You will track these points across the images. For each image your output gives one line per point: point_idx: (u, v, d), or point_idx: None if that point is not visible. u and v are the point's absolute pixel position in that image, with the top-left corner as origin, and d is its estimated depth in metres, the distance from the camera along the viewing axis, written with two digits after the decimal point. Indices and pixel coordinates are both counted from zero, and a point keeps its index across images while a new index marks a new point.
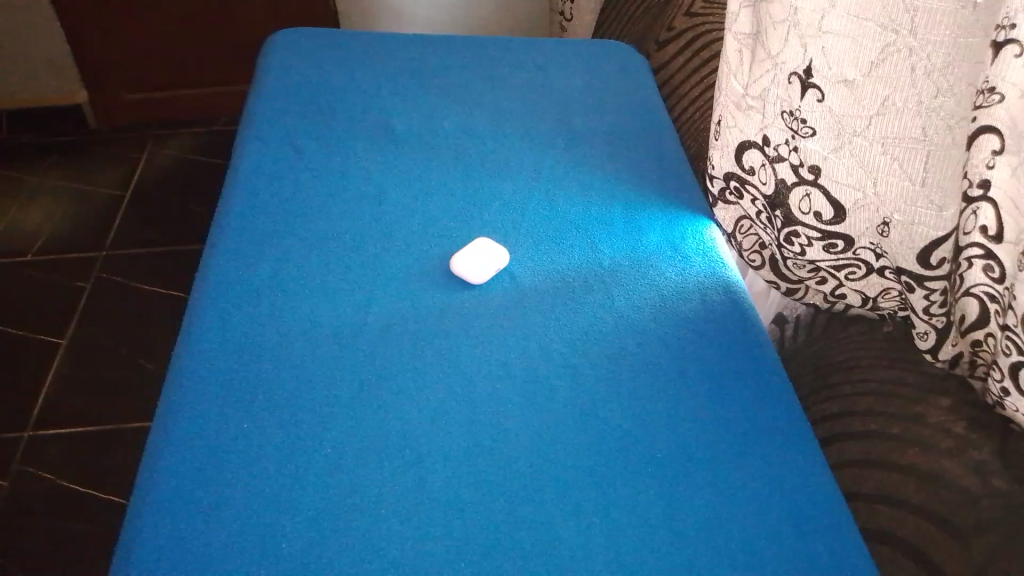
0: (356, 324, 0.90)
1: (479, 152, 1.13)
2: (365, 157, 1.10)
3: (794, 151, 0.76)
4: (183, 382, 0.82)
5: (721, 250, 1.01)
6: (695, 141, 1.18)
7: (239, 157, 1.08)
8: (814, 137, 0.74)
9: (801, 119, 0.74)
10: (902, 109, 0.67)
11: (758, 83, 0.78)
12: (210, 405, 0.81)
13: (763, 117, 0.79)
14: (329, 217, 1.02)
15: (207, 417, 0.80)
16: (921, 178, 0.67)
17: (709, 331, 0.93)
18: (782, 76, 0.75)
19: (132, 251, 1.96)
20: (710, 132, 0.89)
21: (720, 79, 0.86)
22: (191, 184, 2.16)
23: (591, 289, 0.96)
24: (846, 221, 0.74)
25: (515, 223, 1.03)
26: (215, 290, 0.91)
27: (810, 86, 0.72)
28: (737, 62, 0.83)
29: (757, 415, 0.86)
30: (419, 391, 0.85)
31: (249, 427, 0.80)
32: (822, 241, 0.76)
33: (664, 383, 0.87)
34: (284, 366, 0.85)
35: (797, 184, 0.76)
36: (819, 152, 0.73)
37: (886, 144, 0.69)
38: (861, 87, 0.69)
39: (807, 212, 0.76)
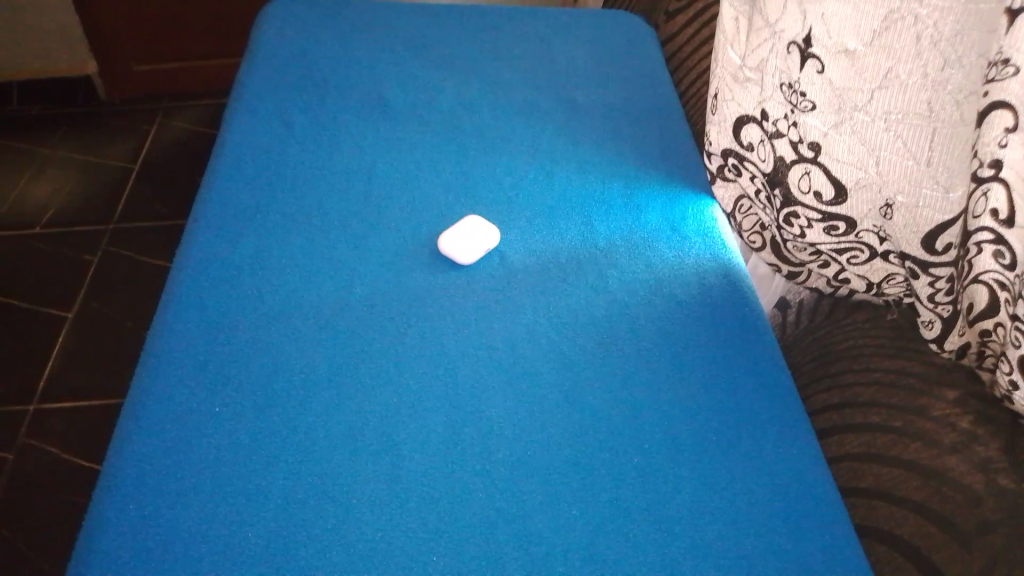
0: (340, 303, 0.87)
1: (476, 127, 1.09)
2: (356, 132, 1.07)
3: (793, 126, 0.72)
4: (157, 360, 0.80)
5: (723, 231, 0.96)
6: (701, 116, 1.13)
7: (228, 130, 1.05)
8: (814, 111, 0.69)
9: (800, 92, 0.70)
10: (907, 83, 0.62)
11: (757, 54, 0.74)
12: (184, 385, 0.78)
13: (761, 90, 0.75)
14: (317, 193, 0.98)
15: (181, 397, 0.77)
16: (926, 157, 0.62)
17: (707, 316, 0.89)
18: (781, 45, 0.72)
19: (138, 224, 1.95)
20: (707, 106, 0.84)
21: (717, 49, 0.82)
22: (197, 157, 2.14)
23: (585, 271, 0.92)
24: (846, 202, 0.69)
25: (510, 201, 0.99)
26: (196, 265, 0.89)
27: (810, 56, 0.68)
28: (734, 31, 0.79)
29: (754, 405, 0.82)
30: (402, 373, 0.82)
31: (223, 409, 0.76)
32: (823, 223, 0.72)
33: (657, 369, 0.84)
34: (263, 345, 0.82)
35: (797, 162, 0.72)
36: (818, 128, 0.69)
37: (889, 120, 0.64)
38: (862, 58, 0.64)
39: (807, 191, 0.72)
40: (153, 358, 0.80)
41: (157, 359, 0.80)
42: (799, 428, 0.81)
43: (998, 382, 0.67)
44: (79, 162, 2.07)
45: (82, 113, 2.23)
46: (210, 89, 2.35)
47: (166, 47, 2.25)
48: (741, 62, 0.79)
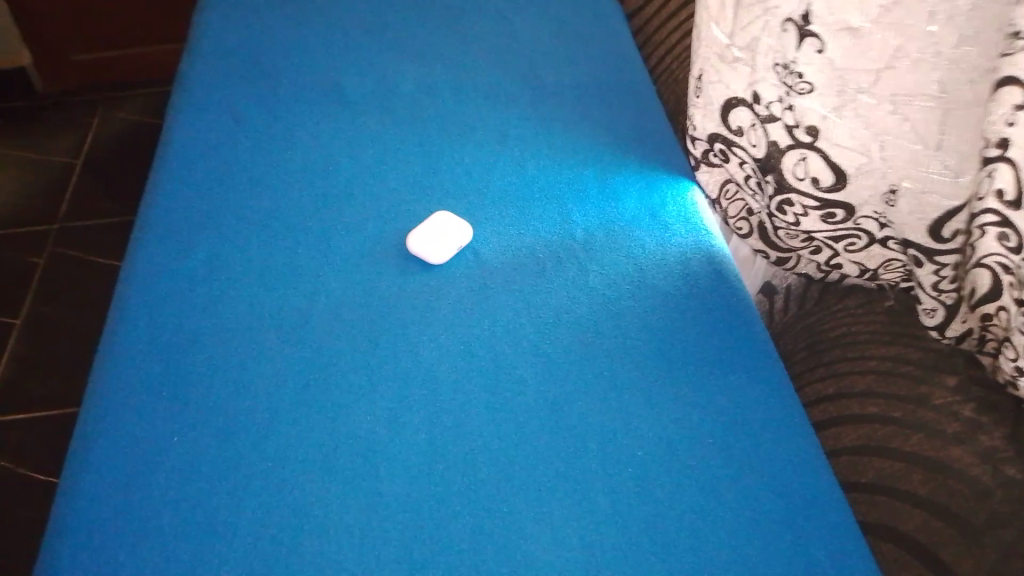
0: (303, 314, 0.81)
1: (438, 115, 1.03)
2: (311, 125, 1.00)
3: (788, 110, 0.66)
4: (107, 389, 0.74)
5: (704, 216, 0.92)
6: (673, 94, 1.07)
7: (174, 130, 0.99)
8: (812, 94, 0.64)
9: (797, 73, 0.65)
10: (917, 62, 0.58)
11: (746, 32, 0.68)
12: (137, 415, 0.73)
13: (752, 71, 0.69)
14: (272, 193, 0.92)
15: (134, 429, 0.72)
16: (936, 141, 0.59)
17: (691, 308, 0.85)
18: (774, 22, 0.65)
19: (86, 223, 1.85)
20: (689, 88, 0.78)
21: (697, 27, 0.75)
22: (145, 150, 2.04)
23: (563, 265, 0.87)
24: (847, 188, 0.65)
25: (478, 194, 0.94)
26: (145, 283, 0.83)
27: (808, 34, 0.63)
28: (716, 5, 0.72)
29: (743, 401, 0.78)
30: (373, 386, 0.76)
31: (180, 440, 0.71)
32: (820, 210, 0.68)
33: (643, 366, 0.80)
34: (221, 365, 0.77)
35: (792, 147, 0.67)
36: (818, 112, 0.64)
37: (896, 103, 0.60)
38: (868, 35, 0.59)
39: (803, 178, 0.67)
40: (102, 387, 0.75)
41: (105, 387, 0.75)
42: (795, 423, 0.77)
43: (1002, 369, 0.65)
44: (18, 160, 1.97)
45: (20, 107, 2.12)
46: (151, 77, 2.23)
47: (104, 34, 2.12)
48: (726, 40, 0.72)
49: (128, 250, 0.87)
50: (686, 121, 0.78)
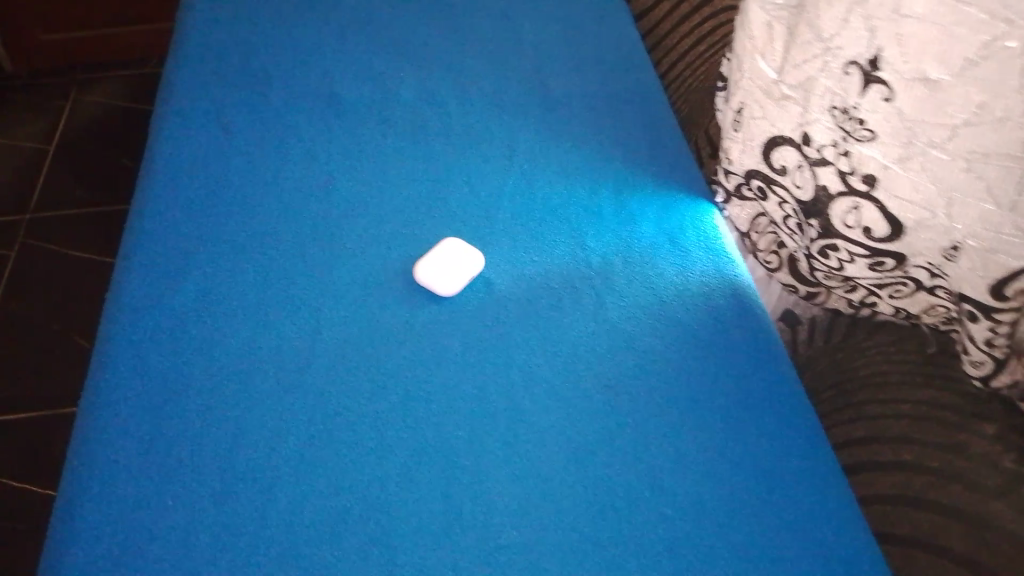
0: (305, 352, 0.76)
1: (442, 125, 0.97)
2: (307, 137, 0.94)
3: (844, 155, 0.64)
4: (95, 444, 0.69)
5: (726, 243, 0.88)
6: (687, 103, 1.02)
7: (159, 143, 0.92)
8: (872, 142, 0.62)
9: (858, 119, 0.63)
10: (1004, 120, 0.54)
11: (801, 71, 0.67)
12: (129, 474, 0.68)
13: (803, 111, 0.67)
14: (267, 214, 0.86)
15: (126, 490, 0.67)
16: (1011, 202, 0.55)
17: (715, 344, 0.80)
18: (835, 65, 0.64)
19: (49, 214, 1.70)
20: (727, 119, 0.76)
21: (741, 59, 0.74)
22: (119, 137, 1.89)
23: (579, 295, 0.82)
24: (903, 239, 0.62)
25: (487, 215, 0.88)
26: (131, 315, 0.77)
27: (875, 80, 0.61)
28: (766, 39, 0.70)
29: (769, 450, 0.75)
30: (382, 437, 0.72)
31: (176, 503, 0.67)
32: (868, 258, 0.65)
33: (666, 413, 0.76)
34: (218, 415, 0.72)
35: (845, 194, 0.65)
36: (878, 161, 0.62)
37: (971, 161, 0.57)
38: (948, 89, 0.57)
39: (854, 226, 0.65)
40: (90, 441, 0.70)
41: (93, 442, 0.69)
42: (822, 474, 0.74)
43: None
44: None
45: None
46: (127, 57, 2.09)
47: (77, 11, 1.97)
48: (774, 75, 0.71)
49: (112, 277, 0.81)
50: (723, 154, 0.76)
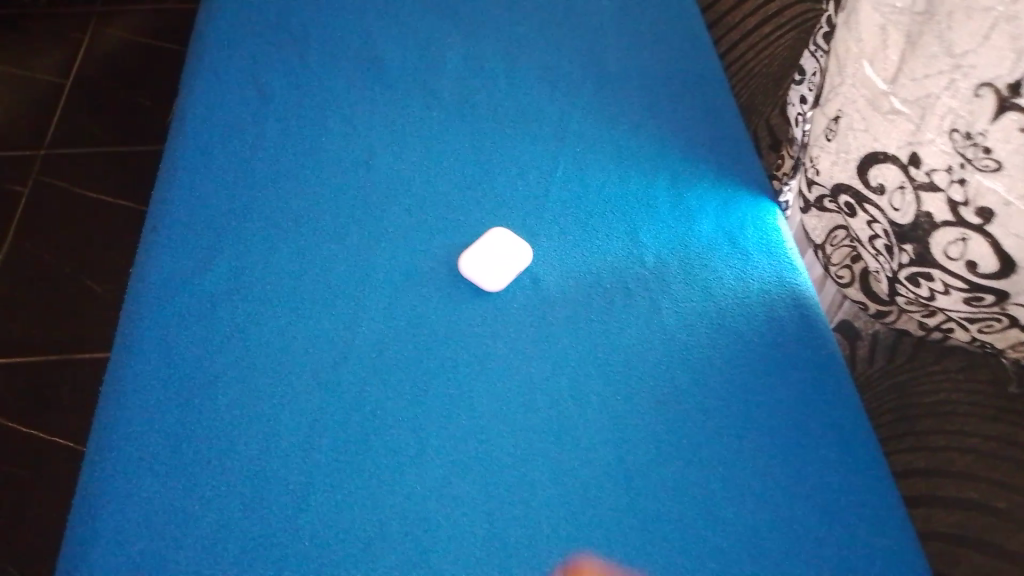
0: (340, 346, 0.72)
1: (490, 101, 0.91)
2: (348, 108, 0.89)
3: (959, 183, 0.55)
4: (119, 435, 0.66)
5: (789, 246, 0.82)
6: (747, 87, 0.96)
7: (194, 109, 0.87)
8: (997, 174, 0.53)
9: (983, 147, 0.53)
10: None
11: (921, 85, 0.57)
12: (152, 470, 0.64)
13: (916, 130, 0.58)
14: (305, 190, 0.81)
15: (150, 487, 0.64)
16: None
17: (774, 359, 0.75)
18: (963, 84, 0.54)
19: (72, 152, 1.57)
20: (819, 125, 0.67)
21: (844, 60, 0.64)
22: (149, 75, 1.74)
23: (632, 297, 0.77)
24: (1012, 279, 0.54)
25: (536, 203, 0.83)
26: (160, 295, 0.73)
27: (1012, 108, 0.51)
28: (878, 42, 0.61)
29: (828, 476, 0.70)
30: (420, 440, 0.68)
31: (202, 503, 0.63)
32: (965, 292, 0.57)
33: (720, 431, 0.71)
34: (248, 408, 0.68)
35: (952, 225, 0.56)
36: (999, 196, 0.53)
37: None
38: None
39: (956, 259, 0.57)
40: (114, 431, 0.66)
41: (117, 432, 0.66)
42: (882, 505, 0.70)
43: None
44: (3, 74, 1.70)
45: None
46: None
47: None
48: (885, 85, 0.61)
49: (141, 253, 0.77)
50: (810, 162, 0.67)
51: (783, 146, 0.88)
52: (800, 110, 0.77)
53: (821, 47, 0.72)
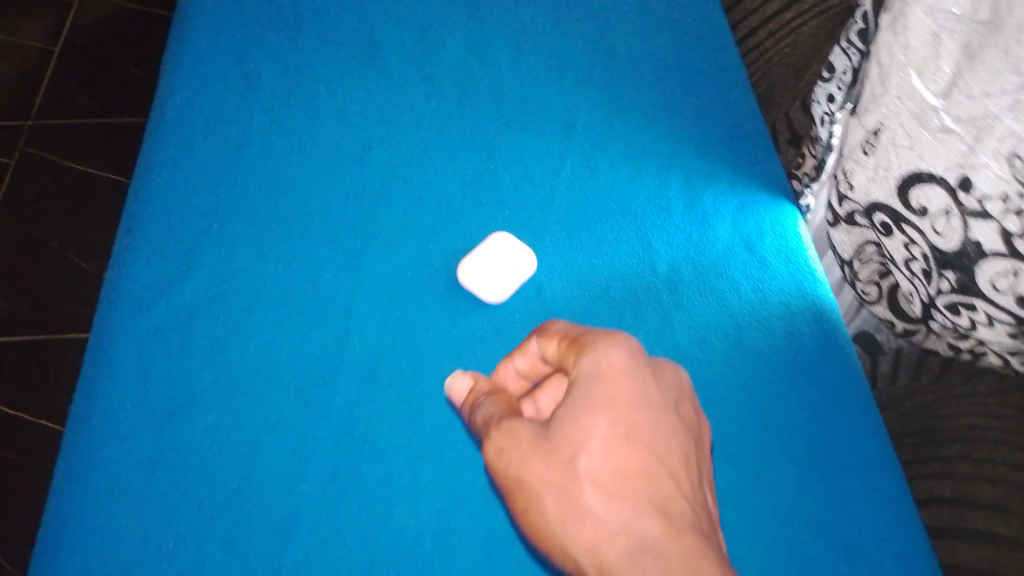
0: (325, 360, 0.63)
1: (494, 84, 0.81)
2: (341, 89, 0.78)
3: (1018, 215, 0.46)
4: (85, 468, 0.57)
5: (808, 254, 0.76)
6: (767, 78, 0.92)
7: (167, 84, 0.77)
8: None
9: None
10: None
11: (980, 101, 0.48)
12: (121, 511, 0.56)
13: (967, 151, 0.49)
14: (292, 189, 0.71)
15: (118, 531, 0.56)
16: None
17: (796, 383, 0.69)
18: None
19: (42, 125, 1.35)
20: (851, 135, 0.57)
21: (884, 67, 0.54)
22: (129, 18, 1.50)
23: (643, 307, 0.70)
24: None
25: (541, 206, 0.74)
26: (129, 304, 0.64)
27: None
28: (930, 48, 0.51)
29: (851, 509, 0.65)
30: (412, 477, 0.60)
31: (176, 549, 0.56)
32: (1013, 327, 0.50)
33: (737, 460, 0.65)
34: (231, 443, 0.59)
35: (1006, 257, 0.48)
36: None
37: None
38: None
39: (1007, 292, 0.49)
40: (81, 467, 0.57)
41: (82, 470, 0.57)
42: (910, 543, 0.64)
43: None
44: None
45: None
46: None
47: None
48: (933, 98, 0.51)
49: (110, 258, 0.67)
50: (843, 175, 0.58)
51: (805, 141, 0.85)
52: (828, 110, 0.72)
53: (855, 44, 0.66)
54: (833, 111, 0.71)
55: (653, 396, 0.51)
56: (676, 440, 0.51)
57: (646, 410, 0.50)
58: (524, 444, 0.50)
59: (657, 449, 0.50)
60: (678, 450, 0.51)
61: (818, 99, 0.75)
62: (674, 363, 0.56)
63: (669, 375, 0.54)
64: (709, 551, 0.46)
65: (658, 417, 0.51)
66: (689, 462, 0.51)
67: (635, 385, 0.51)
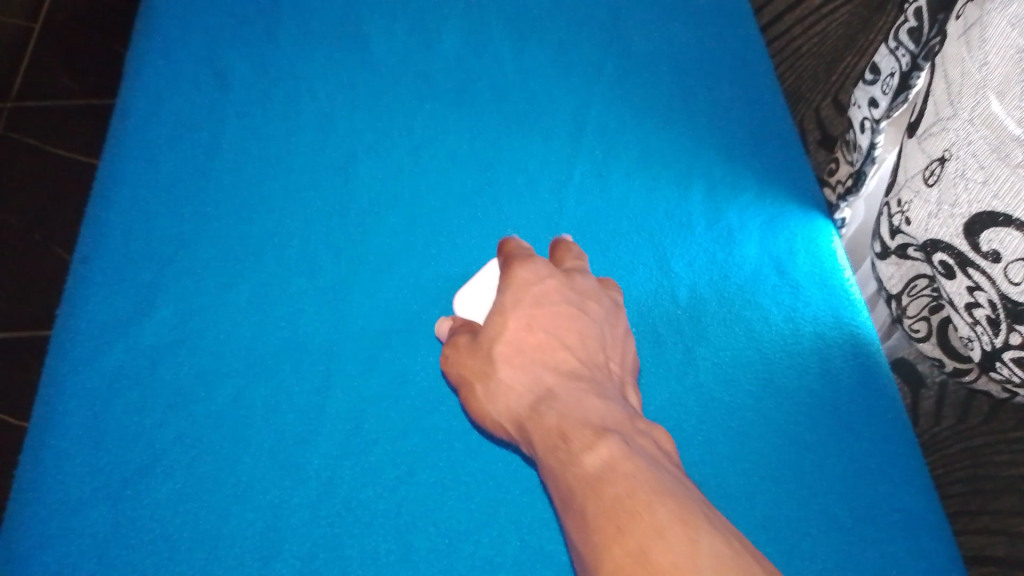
0: (302, 412, 0.55)
1: (494, 83, 0.72)
2: (322, 95, 0.70)
3: None
4: (26, 545, 0.50)
5: (845, 276, 0.68)
6: (792, 68, 0.79)
7: (130, 93, 0.69)
8: None
9: None
10: None
11: None
12: None
13: None
14: (269, 206, 0.64)
15: None
16: None
17: (832, 429, 0.60)
18: None
19: None
20: (923, 162, 0.48)
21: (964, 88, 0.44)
22: None
23: (664, 342, 0.62)
24: None
25: (546, 223, 0.66)
26: (84, 351, 0.57)
27: None
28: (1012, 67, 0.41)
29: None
30: (403, 552, 0.51)
31: None
32: None
33: (770, 523, 0.56)
34: (198, 512, 0.52)
35: None
36: None
37: None
38: None
39: None
40: (25, 545, 0.50)
41: (25, 548, 0.50)
42: None
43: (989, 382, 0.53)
44: None
45: None
46: None
47: None
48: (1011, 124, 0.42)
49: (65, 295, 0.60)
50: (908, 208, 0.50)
51: (837, 144, 0.73)
52: (869, 116, 0.63)
53: (904, 45, 0.57)
54: (876, 117, 0.63)
55: (555, 287, 0.55)
56: (585, 326, 0.54)
57: (551, 305, 0.54)
58: (457, 345, 0.54)
59: (560, 331, 0.52)
60: (581, 333, 0.53)
61: (856, 101, 0.66)
62: (584, 268, 0.58)
63: (582, 281, 0.56)
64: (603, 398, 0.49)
65: (563, 301, 0.54)
66: (594, 342, 0.53)
67: (544, 288, 0.54)
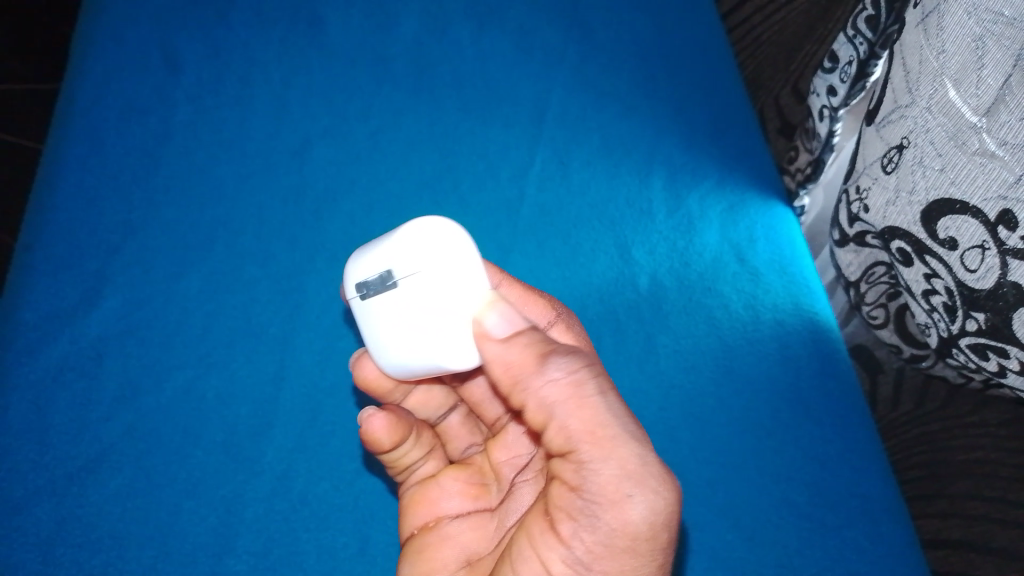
0: (256, 407, 0.54)
1: (453, 70, 0.70)
2: (275, 81, 0.68)
3: None
4: None
5: (809, 262, 0.67)
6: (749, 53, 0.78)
7: (73, 77, 0.66)
8: None
9: None
10: None
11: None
12: None
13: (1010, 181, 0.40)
14: (220, 194, 0.62)
15: None
16: None
17: (791, 416, 0.60)
18: None
19: None
20: (883, 152, 0.49)
21: (921, 77, 0.45)
22: None
23: (625, 331, 0.62)
24: None
25: (506, 215, 0.65)
26: (27, 346, 0.55)
27: None
28: (973, 55, 0.41)
29: (857, 566, 0.56)
30: (361, 546, 0.51)
31: None
32: None
33: (729, 510, 0.57)
34: (148, 509, 0.51)
35: None
36: None
37: None
38: None
39: None
40: None
41: None
42: None
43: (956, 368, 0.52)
44: None
45: None
46: None
47: None
48: (965, 109, 0.42)
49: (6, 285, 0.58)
50: (865, 193, 0.50)
51: (795, 133, 0.72)
52: (828, 103, 0.63)
53: (863, 33, 0.57)
54: (835, 105, 0.62)
55: None
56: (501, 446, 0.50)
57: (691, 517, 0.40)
58: (626, 454, 0.36)
59: None
60: None
61: (813, 89, 0.66)
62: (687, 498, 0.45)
63: None
64: (465, 531, 0.46)
65: None
66: None
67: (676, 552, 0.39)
